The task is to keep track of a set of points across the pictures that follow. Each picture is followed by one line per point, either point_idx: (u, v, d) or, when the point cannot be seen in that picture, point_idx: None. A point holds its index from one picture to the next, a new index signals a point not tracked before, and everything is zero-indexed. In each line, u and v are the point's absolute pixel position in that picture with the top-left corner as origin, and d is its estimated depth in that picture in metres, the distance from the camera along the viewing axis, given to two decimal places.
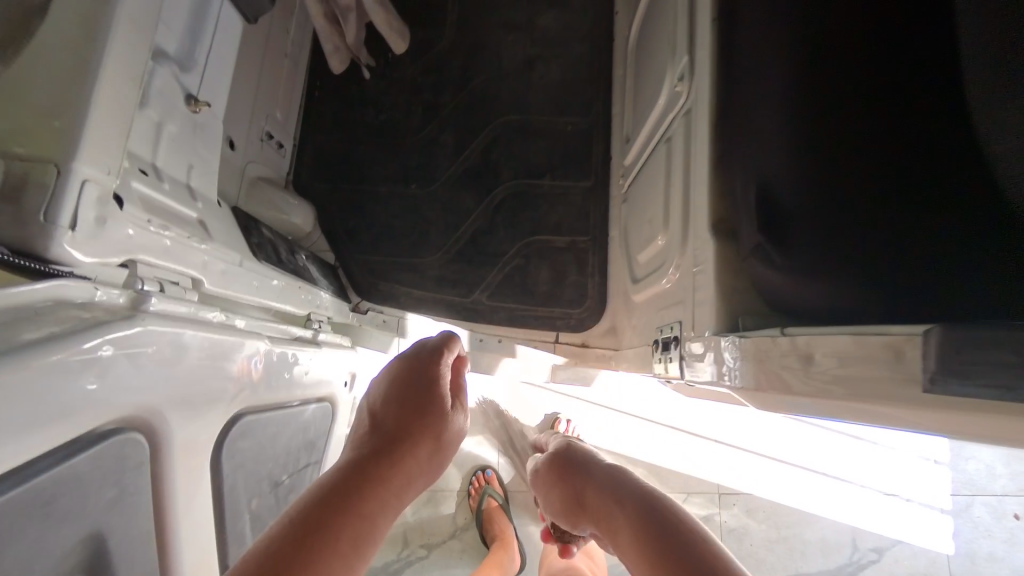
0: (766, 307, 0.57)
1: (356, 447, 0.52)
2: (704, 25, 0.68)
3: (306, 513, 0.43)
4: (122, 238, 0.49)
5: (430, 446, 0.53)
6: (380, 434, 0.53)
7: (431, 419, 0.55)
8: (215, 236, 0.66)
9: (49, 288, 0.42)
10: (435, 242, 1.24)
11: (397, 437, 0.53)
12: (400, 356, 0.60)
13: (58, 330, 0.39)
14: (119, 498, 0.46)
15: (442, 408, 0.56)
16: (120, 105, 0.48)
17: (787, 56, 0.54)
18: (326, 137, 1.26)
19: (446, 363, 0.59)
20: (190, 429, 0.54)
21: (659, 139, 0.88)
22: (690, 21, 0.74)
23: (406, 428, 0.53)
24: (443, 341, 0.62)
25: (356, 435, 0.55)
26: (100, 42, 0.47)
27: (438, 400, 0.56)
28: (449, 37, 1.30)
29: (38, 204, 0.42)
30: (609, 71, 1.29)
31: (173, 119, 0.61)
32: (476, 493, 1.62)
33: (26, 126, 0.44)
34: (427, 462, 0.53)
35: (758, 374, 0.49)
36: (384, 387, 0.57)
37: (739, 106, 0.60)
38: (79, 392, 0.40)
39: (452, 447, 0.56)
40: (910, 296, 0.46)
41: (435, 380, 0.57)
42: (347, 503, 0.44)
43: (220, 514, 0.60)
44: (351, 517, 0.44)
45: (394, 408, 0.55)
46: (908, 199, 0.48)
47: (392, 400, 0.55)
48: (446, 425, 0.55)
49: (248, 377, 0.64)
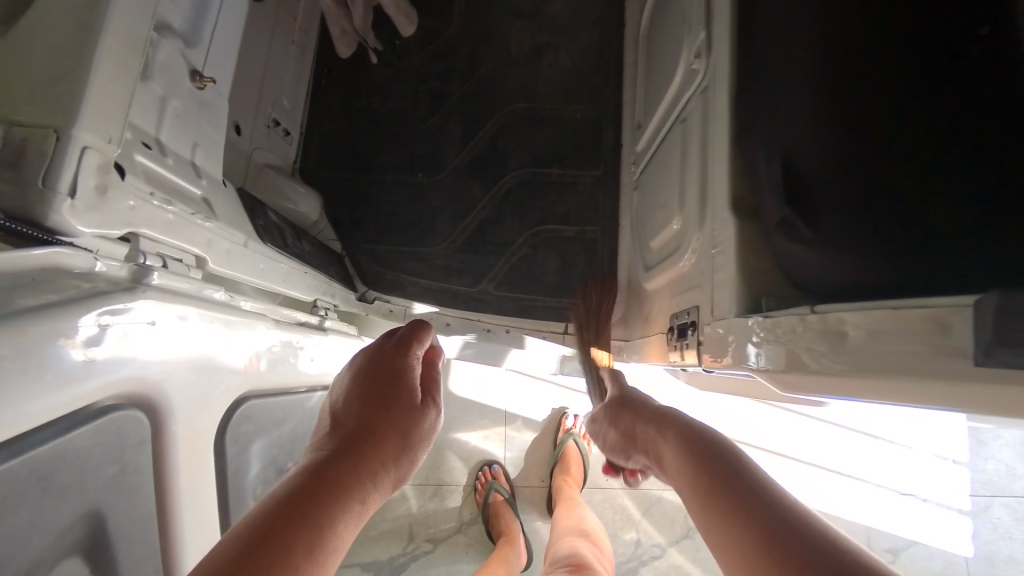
0: (789, 289, 0.55)
1: (316, 449, 0.49)
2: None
3: (258, 521, 0.39)
4: (124, 210, 0.47)
5: (398, 440, 0.50)
6: (343, 431, 0.50)
7: (397, 413, 0.52)
8: (220, 216, 0.65)
9: (44, 256, 0.39)
10: (443, 231, 1.23)
11: (363, 432, 0.49)
12: (365, 350, 0.58)
13: (56, 298, 0.38)
14: (119, 476, 0.45)
15: (410, 398, 0.53)
16: (122, 72, 0.46)
17: (806, 37, 0.53)
18: (332, 126, 1.25)
19: (413, 354, 0.58)
20: (192, 408, 0.52)
21: (673, 123, 0.86)
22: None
23: (371, 424, 0.50)
24: (412, 332, 0.60)
25: (317, 436, 0.51)
26: (102, 6, 0.45)
27: (405, 392, 0.54)
28: (457, 23, 1.28)
29: (38, 169, 0.41)
30: (619, 58, 1.26)
31: (177, 95, 0.60)
32: (482, 488, 1.60)
33: (24, 94, 0.43)
34: (394, 459, 0.49)
35: (783, 353, 0.47)
36: (349, 383, 0.55)
37: (760, 83, 0.58)
38: (76, 364, 0.39)
39: (424, 443, 0.54)
40: (941, 273, 0.44)
41: (401, 372, 0.55)
42: (302, 507, 0.41)
43: (223, 499, 0.59)
44: (308, 522, 0.40)
45: (358, 403, 0.52)
46: (943, 175, 0.45)
47: (356, 396, 0.53)
48: (413, 418, 0.52)
49: (254, 370, 0.64)
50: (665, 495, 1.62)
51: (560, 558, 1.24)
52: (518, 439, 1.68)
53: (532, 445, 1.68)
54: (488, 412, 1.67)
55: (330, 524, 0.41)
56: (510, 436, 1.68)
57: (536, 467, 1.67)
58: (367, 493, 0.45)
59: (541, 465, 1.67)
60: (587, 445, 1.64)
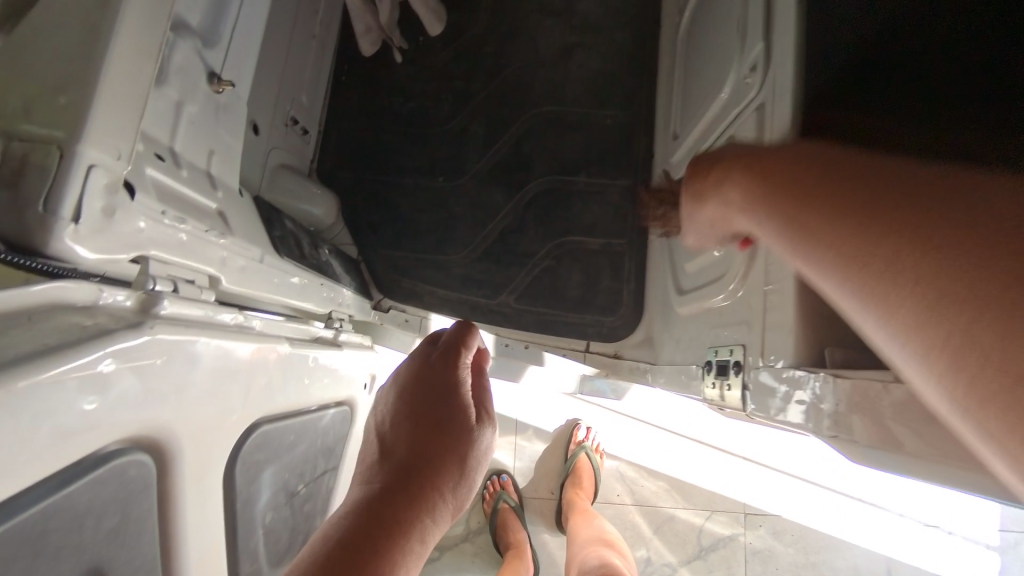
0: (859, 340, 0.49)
1: (376, 476, 0.51)
2: (790, 11, 0.60)
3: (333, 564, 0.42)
4: (133, 232, 0.43)
5: (456, 469, 0.52)
6: (397, 463, 0.51)
7: (454, 439, 0.53)
8: (236, 230, 0.61)
9: (48, 291, 0.36)
10: (462, 239, 1.18)
11: (417, 462, 0.51)
12: (411, 366, 0.59)
13: (51, 342, 0.33)
14: (121, 526, 0.41)
15: (465, 422, 0.54)
16: (136, 80, 0.42)
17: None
18: (351, 125, 1.20)
19: (463, 366, 0.58)
20: (200, 446, 0.48)
21: (717, 141, 0.80)
22: (767, 8, 0.65)
23: (423, 452, 0.52)
24: (460, 339, 0.60)
25: (375, 460, 0.53)
26: (114, 6, 0.41)
27: (460, 415, 0.54)
28: (484, 20, 1.22)
29: (38, 191, 0.37)
30: (654, 61, 1.19)
31: (192, 100, 0.56)
32: (490, 497, 1.58)
33: (26, 103, 0.39)
34: (452, 489, 0.51)
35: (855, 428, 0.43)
36: (399, 404, 0.57)
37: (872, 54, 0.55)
38: (74, 414, 0.34)
39: (480, 465, 0.55)
40: None
41: (454, 389, 0.56)
42: (371, 550, 0.43)
43: (231, 531, 0.57)
44: (379, 565, 0.42)
45: (413, 429, 0.54)
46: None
47: (406, 421, 0.55)
48: (468, 443, 0.53)
49: (264, 357, 0.59)
50: (679, 514, 1.56)
51: (590, 567, 1.27)
52: (528, 449, 1.63)
53: (543, 455, 1.64)
54: (499, 420, 1.62)
55: (400, 563, 0.43)
56: (520, 446, 1.63)
57: (546, 479, 1.63)
58: (431, 525, 0.48)
59: (551, 476, 1.64)
60: (600, 459, 1.58)
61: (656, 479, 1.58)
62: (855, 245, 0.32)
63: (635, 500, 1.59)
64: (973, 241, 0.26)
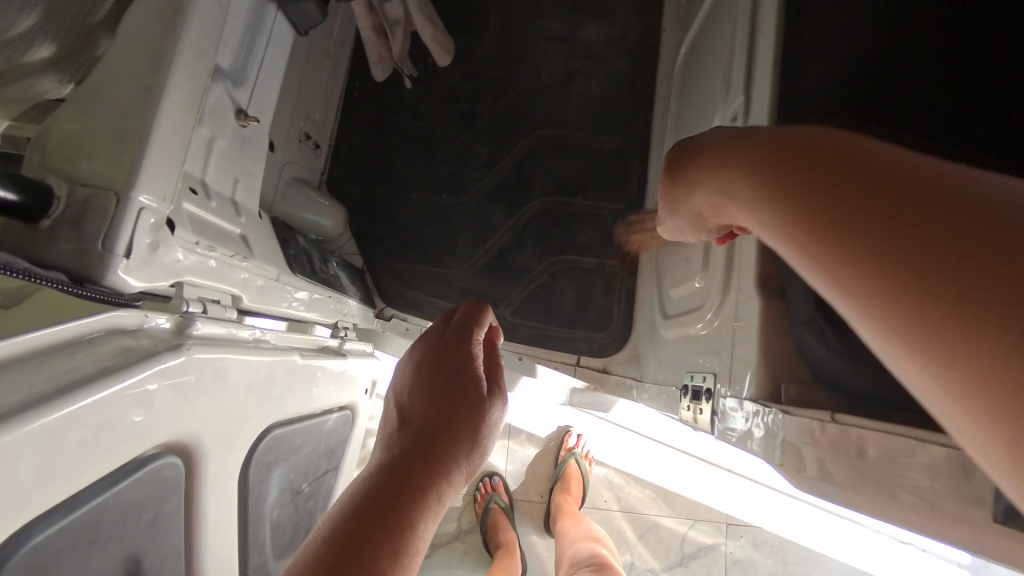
0: (811, 380, 0.54)
1: (394, 442, 0.54)
2: (766, 72, 0.66)
3: (353, 519, 0.44)
4: (171, 262, 0.49)
5: (470, 434, 0.54)
6: (413, 430, 0.54)
7: (467, 406, 0.56)
8: (256, 252, 0.67)
9: (100, 321, 0.43)
10: (463, 254, 1.24)
11: (433, 427, 0.54)
12: (424, 342, 0.62)
13: (107, 366, 0.39)
14: (154, 520, 0.47)
15: (478, 392, 0.57)
16: (178, 131, 0.48)
17: (933, 103, 0.59)
18: (360, 141, 1.26)
19: (476, 342, 0.62)
20: (222, 450, 0.54)
21: None
22: (748, 63, 0.71)
23: (439, 418, 0.54)
24: (472, 318, 0.64)
25: (393, 428, 0.56)
26: (164, 69, 0.47)
27: (473, 386, 0.57)
28: (490, 44, 1.28)
29: (99, 231, 0.43)
30: (651, 90, 1.25)
31: (223, 135, 0.62)
32: (482, 499, 1.64)
33: (87, 151, 0.45)
34: (466, 453, 0.53)
35: (805, 463, 0.47)
36: (416, 376, 0.59)
37: (872, 124, 0.60)
38: (125, 426, 0.40)
39: (491, 434, 0.57)
40: None
41: (466, 361, 0.59)
42: (389, 507, 0.45)
43: (244, 525, 0.63)
44: (396, 519, 0.45)
45: (427, 399, 0.57)
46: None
47: (422, 391, 0.58)
48: (482, 412, 0.56)
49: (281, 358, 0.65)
50: (663, 521, 1.63)
51: (581, 559, 1.34)
52: (520, 453, 1.69)
53: (534, 460, 1.70)
54: None
55: (417, 518, 0.46)
56: (512, 450, 1.70)
57: (537, 484, 1.69)
58: (446, 486, 0.50)
59: (542, 481, 1.70)
60: (589, 466, 1.64)
61: (642, 487, 1.65)
62: (879, 277, 0.25)
63: (621, 506, 1.65)
64: (994, 281, 0.21)
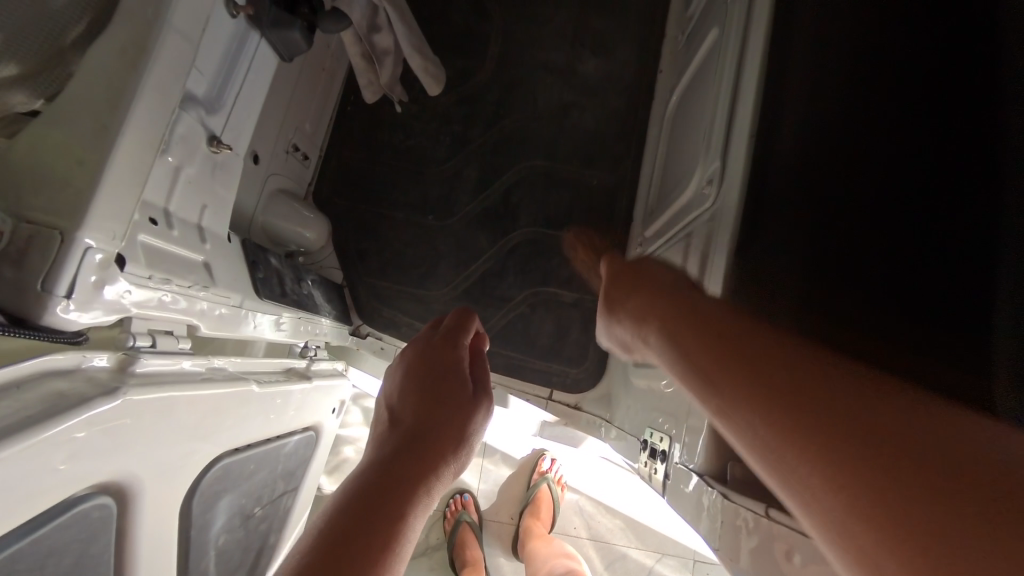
0: None
1: (377, 444, 0.51)
2: (741, 142, 0.69)
3: (334, 522, 0.41)
4: (119, 299, 0.49)
5: (458, 433, 0.51)
6: (401, 430, 0.51)
7: (453, 405, 0.53)
8: (219, 279, 0.66)
9: (36, 364, 0.43)
10: (445, 276, 1.24)
11: (423, 427, 0.51)
12: (412, 346, 0.61)
13: (29, 415, 0.39)
14: (78, 561, 0.46)
15: (465, 391, 0.55)
16: (134, 171, 0.48)
17: (878, 188, 0.64)
18: (351, 156, 1.26)
19: (462, 343, 0.60)
20: (160, 487, 0.54)
21: (680, 234, 0.88)
22: (726, 130, 0.74)
23: (427, 417, 0.52)
24: (458, 321, 0.63)
25: (377, 431, 0.53)
26: (123, 109, 0.47)
27: (460, 384, 0.55)
28: (488, 70, 1.28)
29: (39, 271, 0.42)
30: (644, 129, 1.26)
31: (191, 162, 0.61)
32: (451, 517, 1.62)
33: (38, 186, 0.45)
34: (455, 453, 0.50)
35: (741, 549, 0.49)
36: (399, 379, 0.57)
37: (823, 199, 0.65)
38: (47, 474, 0.40)
39: (478, 437, 0.55)
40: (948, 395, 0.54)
41: (452, 361, 0.57)
42: (371, 506, 0.42)
43: (184, 556, 0.62)
44: (383, 517, 0.42)
45: (413, 399, 0.54)
46: (947, 301, 0.59)
47: (409, 393, 0.55)
48: (469, 414, 0.53)
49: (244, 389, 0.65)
50: (631, 553, 1.61)
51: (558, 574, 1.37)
52: (493, 473, 1.68)
53: (506, 481, 1.68)
54: None
55: (404, 517, 0.43)
56: (485, 469, 1.68)
57: (507, 505, 1.68)
58: (434, 486, 0.47)
59: (512, 503, 1.68)
60: (561, 492, 1.64)
61: (612, 516, 1.64)
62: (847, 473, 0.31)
63: (590, 534, 1.63)
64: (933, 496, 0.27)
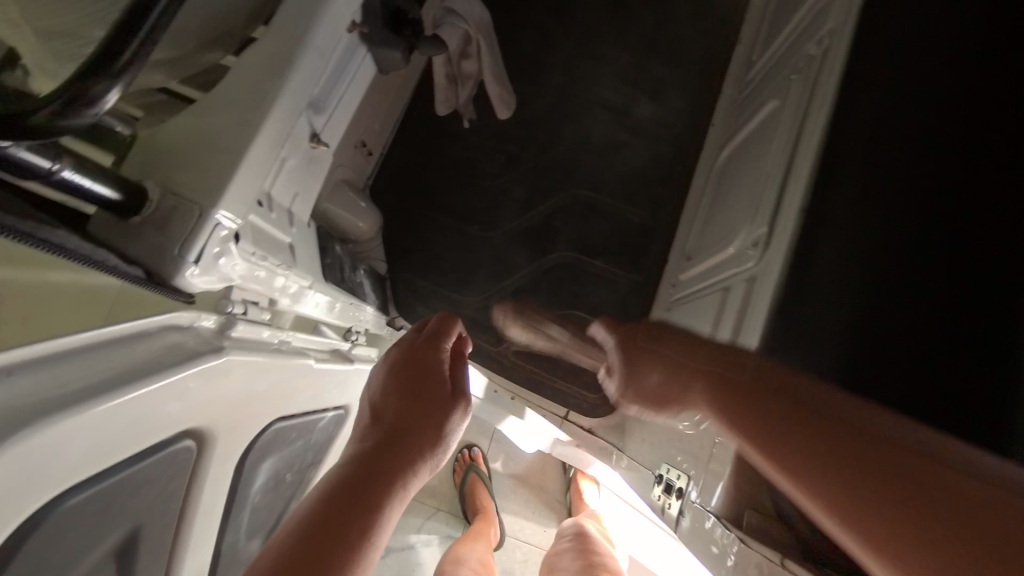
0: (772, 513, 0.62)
1: (360, 439, 0.52)
2: (793, 215, 0.76)
3: (315, 511, 0.43)
4: (228, 270, 0.55)
5: (433, 433, 0.53)
6: (384, 426, 0.53)
7: (428, 409, 0.54)
8: (298, 261, 0.73)
9: (161, 321, 0.52)
10: (480, 285, 1.30)
11: (404, 427, 0.52)
12: (398, 349, 0.61)
13: (155, 363, 0.46)
14: (158, 493, 0.52)
15: (443, 394, 0.56)
16: (260, 161, 0.55)
17: (908, 248, 0.73)
18: (410, 160, 1.34)
19: (444, 348, 0.61)
20: (229, 440, 0.59)
21: (716, 284, 0.94)
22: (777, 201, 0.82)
23: (407, 418, 0.53)
24: (442, 326, 0.63)
25: (361, 427, 0.55)
26: (263, 109, 0.54)
27: (438, 387, 0.57)
28: (549, 100, 1.36)
29: (178, 239, 0.49)
30: (688, 176, 1.33)
31: (296, 155, 0.68)
32: (460, 469, 1.66)
33: (183, 166, 0.52)
34: (429, 452, 0.52)
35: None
36: (385, 377, 0.58)
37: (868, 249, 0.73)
38: (161, 413, 0.46)
39: (454, 439, 0.56)
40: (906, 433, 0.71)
41: (433, 363, 0.59)
42: (349, 500, 0.44)
43: (228, 508, 0.68)
44: (362, 512, 0.43)
45: (396, 400, 0.55)
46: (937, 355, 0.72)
47: (394, 391, 0.56)
48: (444, 415, 0.54)
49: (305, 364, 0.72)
50: None
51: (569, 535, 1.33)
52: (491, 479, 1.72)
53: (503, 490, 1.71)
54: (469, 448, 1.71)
55: (380, 513, 0.44)
56: None
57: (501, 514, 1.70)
58: (409, 481, 0.49)
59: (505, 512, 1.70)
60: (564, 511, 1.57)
61: None
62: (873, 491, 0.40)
63: None
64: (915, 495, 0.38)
